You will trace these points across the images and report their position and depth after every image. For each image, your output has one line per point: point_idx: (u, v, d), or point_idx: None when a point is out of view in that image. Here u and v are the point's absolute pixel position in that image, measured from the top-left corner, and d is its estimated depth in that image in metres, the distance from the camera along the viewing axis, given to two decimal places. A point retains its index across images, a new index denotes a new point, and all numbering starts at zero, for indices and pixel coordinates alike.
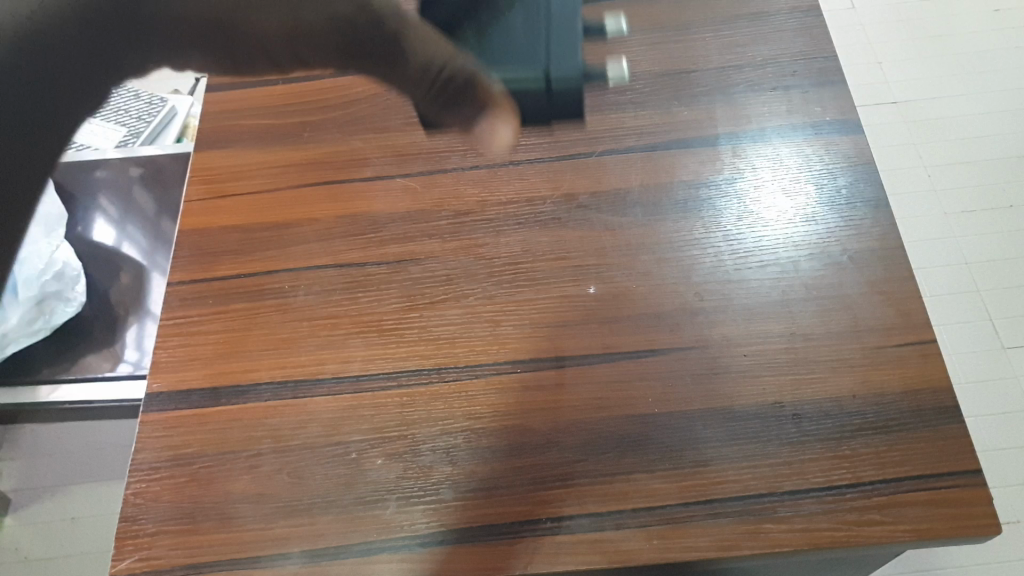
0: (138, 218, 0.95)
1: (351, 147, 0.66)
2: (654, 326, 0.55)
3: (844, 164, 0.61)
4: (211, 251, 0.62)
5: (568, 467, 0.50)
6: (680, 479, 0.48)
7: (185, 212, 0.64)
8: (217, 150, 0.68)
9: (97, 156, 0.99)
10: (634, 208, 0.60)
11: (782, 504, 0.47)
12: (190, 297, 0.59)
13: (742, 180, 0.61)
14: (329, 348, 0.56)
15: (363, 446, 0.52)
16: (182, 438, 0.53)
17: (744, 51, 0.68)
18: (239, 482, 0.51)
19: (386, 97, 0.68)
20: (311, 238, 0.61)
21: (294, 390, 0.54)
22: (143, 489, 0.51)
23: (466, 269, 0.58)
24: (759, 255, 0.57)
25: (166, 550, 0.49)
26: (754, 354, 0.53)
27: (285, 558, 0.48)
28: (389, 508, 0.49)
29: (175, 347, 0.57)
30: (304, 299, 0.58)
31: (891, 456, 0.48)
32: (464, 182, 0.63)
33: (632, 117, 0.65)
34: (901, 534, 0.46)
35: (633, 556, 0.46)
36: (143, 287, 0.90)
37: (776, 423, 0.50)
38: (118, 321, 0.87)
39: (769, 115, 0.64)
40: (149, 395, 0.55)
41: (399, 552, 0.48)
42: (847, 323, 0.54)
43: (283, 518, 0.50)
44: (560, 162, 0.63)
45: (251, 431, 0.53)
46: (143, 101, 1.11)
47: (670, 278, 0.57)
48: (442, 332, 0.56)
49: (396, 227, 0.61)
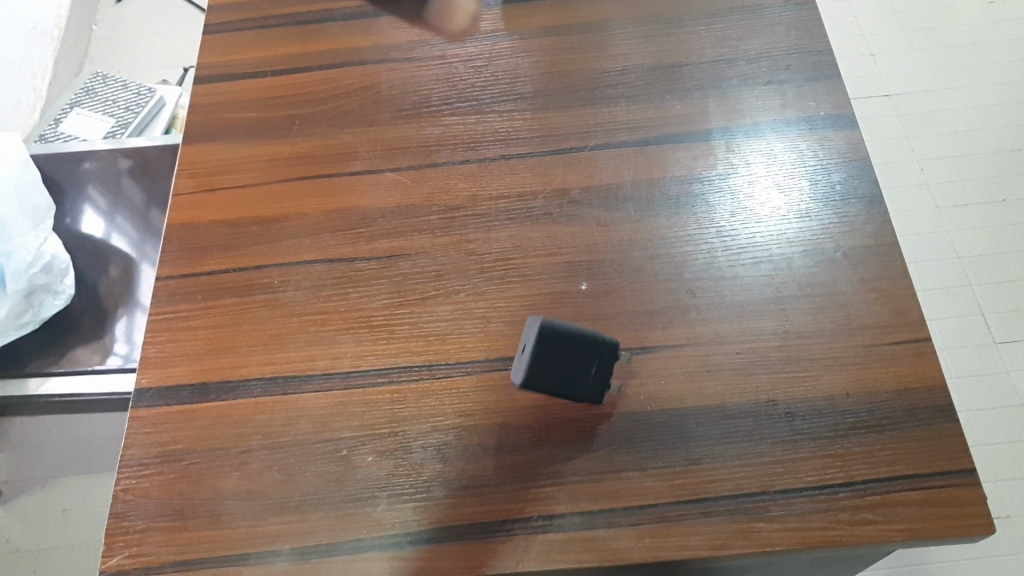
0: (127, 208, 0.95)
1: (342, 141, 0.66)
2: (647, 324, 0.54)
3: (837, 160, 0.61)
4: (200, 245, 0.61)
5: (560, 465, 0.49)
6: (672, 477, 0.48)
7: (173, 206, 0.64)
8: (206, 144, 0.67)
9: (83, 147, 0.98)
10: (626, 203, 0.60)
11: (774, 503, 0.47)
12: (179, 292, 0.59)
13: (735, 176, 0.61)
14: (319, 344, 0.55)
15: (353, 444, 0.51)
16: (171, 434, 0.53)
17: (736, 45, 0.68)
18: (229, 479, 0.51)
19: (376, 92, 0.68)
20: (301, 233, 0.61)
21: (284, 386, 0.54)
22: (132, 486, 0.51)
23: (457, 265, 0.58)
24: (752, 251, 0.57)
25: (155, 547, 0.49)
26: (747, 352, 0.52)
27: (275, 555, 0.48)
28: (380, 505, 0.49)
29: (164, 342, 0.57)
30: (294, 294, 0.58)
31: (883, 455, 0.48)
32: (455, 177, 0.62)
33: (624, 112, 0.65)
34: (894, 533, 0.46)
35: (625, 555, 0.46)
36: (132, 281, 0.89)
37: (769, 422, 0.50)
38: (107, 314, 0.86)
39: (762, 109, 0.64)
40: (138, 391, 0.55)
41: (389, 550, 0.47)
42: (840, 320, 0.53)
43: (272, 515, 0.49)
44: (552, 157, 0.63)
45: (241, 428, 0.52)
46: (131, 91, 1.10)
47: (662, 274, 0.57)
48: (433, 329, 0.55)
49: (386, 222, 0.61)
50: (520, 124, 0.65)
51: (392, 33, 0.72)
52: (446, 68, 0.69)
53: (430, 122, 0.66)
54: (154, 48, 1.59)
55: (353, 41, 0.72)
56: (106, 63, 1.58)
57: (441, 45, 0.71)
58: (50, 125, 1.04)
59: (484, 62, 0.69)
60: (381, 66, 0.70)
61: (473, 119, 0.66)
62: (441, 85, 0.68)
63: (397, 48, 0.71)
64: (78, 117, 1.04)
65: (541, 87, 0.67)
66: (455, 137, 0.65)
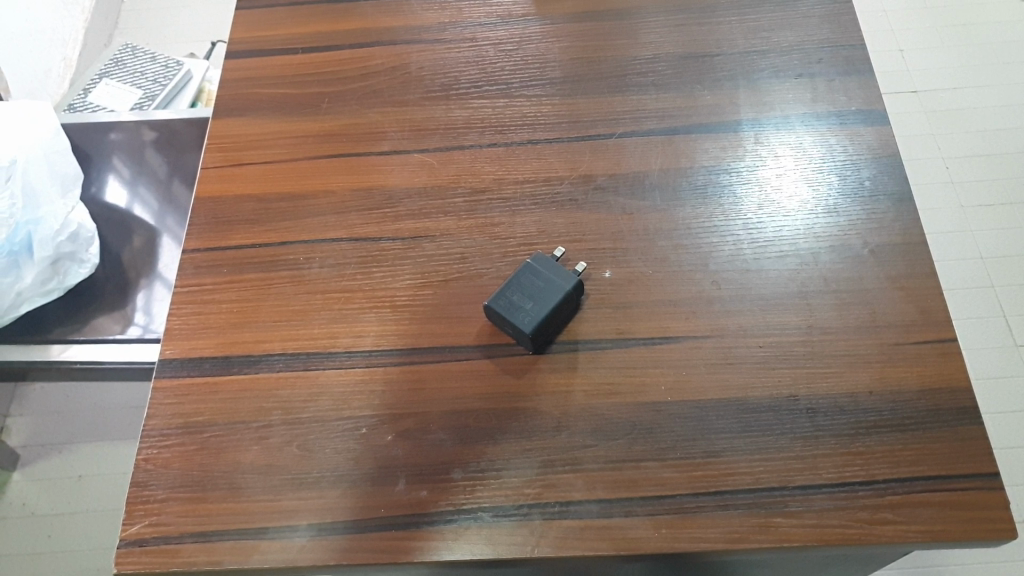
0: (149, 180, 0.95)
1: (369, 120, 0.66)
2: (669, 313, 0.54)
3: (867, 156, 0.60)
4: (227, 219, 0.62)
5: (578, 452, 0.49)
6: (690, 468, 0.48)
7: (201, 179, 0.64)
8: (235, 118, 0.68)
9: (112, 118, 0.99)
10: (652, 192, 0.60)
11: (793, 499, 0.47)
12: (205, 265, 0.59)
13: (763, 168, 0.60)
14: (342, 321, 0.56)
15: (373, 423, 0.51)
16: (193, 406, 0.53)
17: (769, 36, 0.67)
18: (249, 452, 0.51)
19: (405, 72, 0.68)
20: (326, 210, 0.61)
21: (306, 361, 0.54)
22: (154, 456, 0.52)
23: (480, 248, 0.58)
24: (778, 245, 0.57)
25: (174, 516, 0.49)
26: (770, 346, 0.52)
27: (293, 530, 0.48)
28: (399, 485, 0.49)
29: (188, 314, 0.57)
30: (319, 271, 0.58)
31: (905, 456, 0.48)
32: (481, 160, 0.62)
33: (653, 100, 0.64)
34: (914, 534, 0.45)
35: (641, 544, 0.46)
36: (154, 250, 0.90)
37: (790, 417, 0.50)
38: (130, 284, 0.87)
39: (792, 103, 0.63)
40: (162, 361, 0.55)
41: (406, 530, 0.48)
42: (865, 318, 0.53)
43: (291, 490, 0.50)
44: (579, 143, 0.62)
45: (262, 402, 0.53)
46: (158, 63, 1.11)
47: (687, 265, 0.56)
48: (454, 311, 0.55)
49: (411, 203, 0.61)
50: (548, 108, 0.65)
51: (423, 14, 0.72)
52: (475, 50, 0.69)
53: (458, 104, 0.66)
54: (184, 22, 1.59)
55: (384, 21, 0.72)
56: (136, 36, 1.58)
57: (471, 27, 0.70)
58: (79, 95, 1.05)
59: (514, 46, 0.69)
60: (410, 46, 0.70)
61: (501, 103, 0.65)
62: (470, 67, 0.68)
63: (427, 29, 0.71)
64: (106, 88, 1.05)
65: (571, 73, 0.67)
66: (483, 120, 0.65)
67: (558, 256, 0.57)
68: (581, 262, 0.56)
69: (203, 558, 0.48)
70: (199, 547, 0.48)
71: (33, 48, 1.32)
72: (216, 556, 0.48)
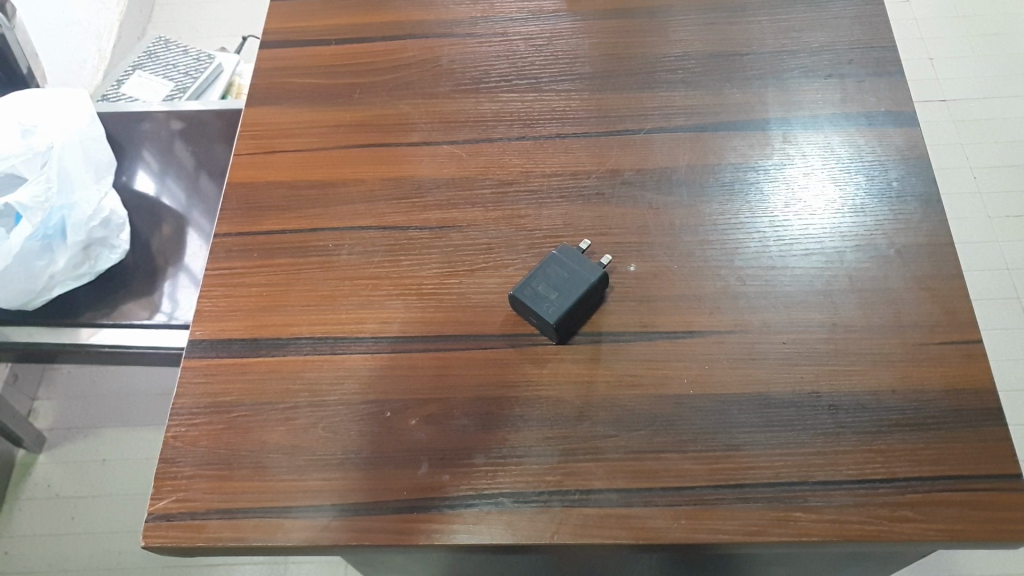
0: (179, 171, 0.96)
1: (400, 111, 0.67)
2: (693, 308, 0.54)
3: (896, 157, 0.60)
4: (258, 205, 0.63)
5: (600, 442, 0.50)
6: (710, 460, 0.49)
7: (234, 165, 0.65)
8: (268, 107, 0.69)
9: (144, 108, 1.01)
10: (680, 187, 0.60)
11: (813, 493, 0.47)
12: (235, 249, 0.60)
13: (791, 167, 0.60)
14: (369, 307, 0.57)
15: (398, 407, 0.52)
16: (221, 386, 0.54)
17: (799, 37, 0.68)
18: (275, 433, 0.52)
19: (437, 64, 0.69)
20: (356, 199, 0.62)
21: (333, 346, 0.55)
22: (182, 433, 0.52)
23: (507, 239, 0.59)
24: (804, 243, 0.57)
25: (201, 493, 0.50)
26: (793, 343, 0.53)
27: (316, 510, 0.49)
28: (422, 468, 0.50)
29: (218, 297, 0.58)
30: (347, 258, 0.59)
31: (927, 454, 0.48)
32: (509, 152, 0.63)
33: (682, 97, 0.65)
34: (933, 533, 0.45)
35: (659, 534, 0.47)
36: (182, 239, 0.91)
37: (811, 412, 0.50)
38: (158, 272, 0.88)
39: (821, 103, 0.64)
40: (192, 341, 0.56)
41: (429, 513, 0.48)
42: (890, 317, 0.53)
43: (316, 470, 0.50)
44: (607, 138, 0.63)
45: (289, 384, 0.54)
46: (190, 57, 1.12)
47: (713, 261, 0.57)
48: (479, 299, 0.56)
49: (440, 193, 0.61)
50: (577, 103, 0.65)
51: (455, 8, 0.73)
52: (506, 45, 0.70)
53: (487, 97, 0.66)
54: (217, 18, 1.62)
55: (416, 15, 0.73)
56: (170, 30, 1.61)
57: (503, 22, 0.71)
58: (112, 86, 1.07)
59: (545, 41, 0.69)
60: (442, 40, 0.71)
61: (531, 97, 0.66)
62: (500, 61, 0.69)
63: (458, 24, 0.72)
64: (139, 80, 1.07)
65: (600, 69, 0.67)
66: (512, 113, 0.65)
67: (583, 248, 0.57)
68: (606, 256, 0.57)
69: (227, 534, 0.48)
70: (223, 523, 0.49)
71: (70, 39, 1.34)
72: (241, 533, 0.48)
